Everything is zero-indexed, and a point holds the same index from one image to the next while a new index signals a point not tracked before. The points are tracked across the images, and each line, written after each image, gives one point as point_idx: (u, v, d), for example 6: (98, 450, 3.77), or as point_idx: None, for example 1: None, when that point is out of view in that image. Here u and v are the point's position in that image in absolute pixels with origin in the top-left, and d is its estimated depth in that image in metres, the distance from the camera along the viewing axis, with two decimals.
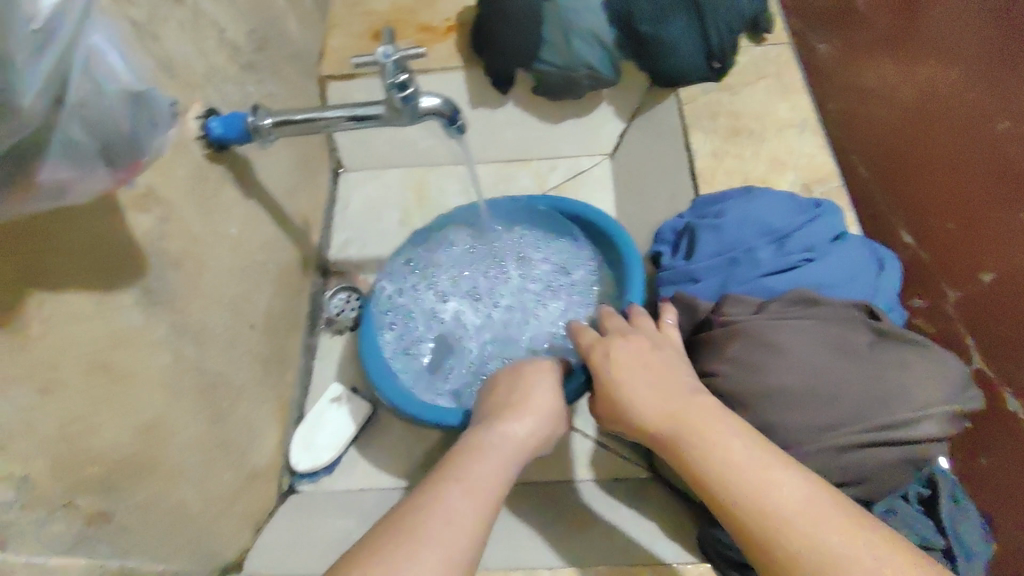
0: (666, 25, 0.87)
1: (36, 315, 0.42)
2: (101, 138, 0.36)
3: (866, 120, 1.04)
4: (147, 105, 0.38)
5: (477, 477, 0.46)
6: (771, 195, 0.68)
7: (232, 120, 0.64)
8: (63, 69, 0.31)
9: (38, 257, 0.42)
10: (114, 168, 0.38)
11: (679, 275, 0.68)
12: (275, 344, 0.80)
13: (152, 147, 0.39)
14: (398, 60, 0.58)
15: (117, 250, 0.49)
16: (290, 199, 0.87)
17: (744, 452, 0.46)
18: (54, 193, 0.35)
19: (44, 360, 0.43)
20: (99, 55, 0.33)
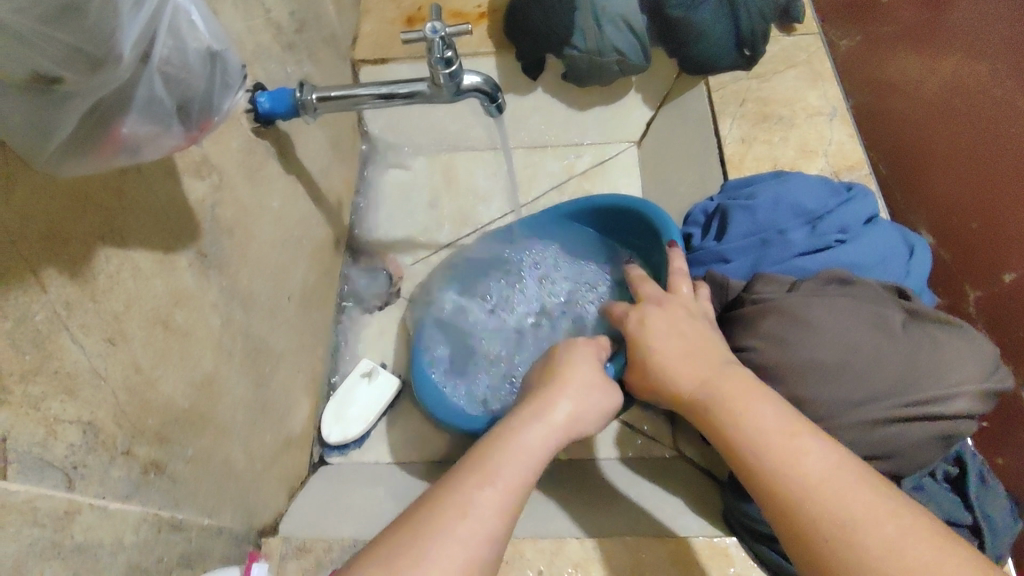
0: (696, 11, 0.90)
1: (103, 269, 0.44)
2: (179, 97, 0.38)
3: (889, 116, 1.04)
4: (221, 67, 0.40)
5: (506, 457, 0.48)
6: (805, 179, 0.69)
7: (281, 95, 0.66)
8: (154, 26, 0.33)
9: (104, 214, 0.44)
10: (186, 128, 0.40)
11: (710, 255, 0.70)
12: (309, 318, 0.82)
13: (220, 108, 0.42)
14: (445, 36, 0.60)
15: (171, 213, 0.52)
16: (326, 177, 0.88)
17: (767, 427, 0.47)
18: (134, 145, 0.38)
19: (110, 312, 0.45)
20: (184, 15, 0.36)
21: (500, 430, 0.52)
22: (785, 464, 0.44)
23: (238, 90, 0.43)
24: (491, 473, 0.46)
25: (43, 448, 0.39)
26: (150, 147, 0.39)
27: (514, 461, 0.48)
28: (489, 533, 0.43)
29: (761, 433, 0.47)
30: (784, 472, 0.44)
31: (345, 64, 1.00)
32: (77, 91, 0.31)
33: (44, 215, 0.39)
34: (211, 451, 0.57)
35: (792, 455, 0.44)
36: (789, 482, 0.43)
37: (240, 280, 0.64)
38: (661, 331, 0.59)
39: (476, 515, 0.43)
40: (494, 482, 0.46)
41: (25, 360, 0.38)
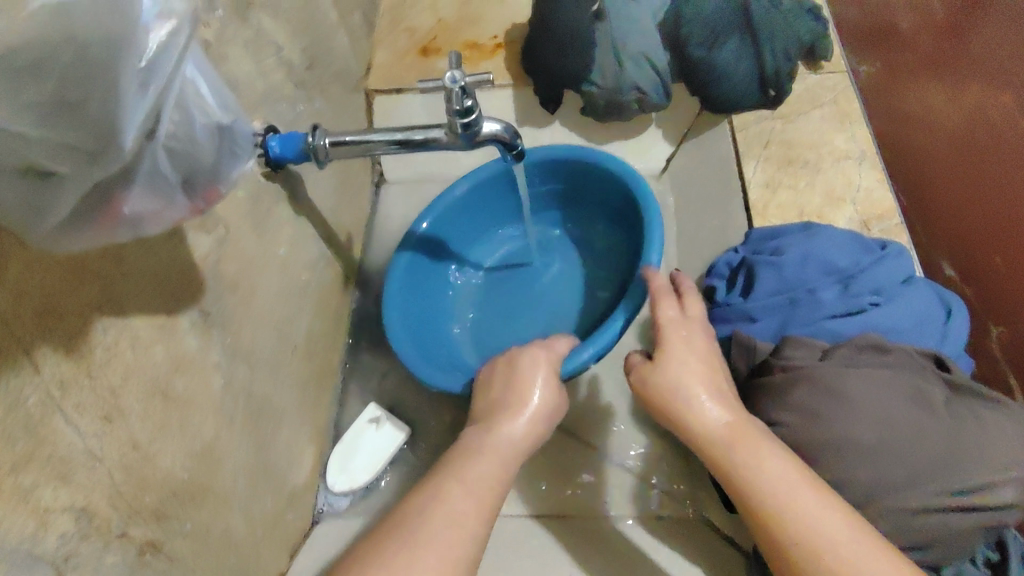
0: (720, 48, 0.86)
1: (100, 341, 0.42)
2: (183, 171, 0.36)
3: (909, 148, 0.97)
4: (227, 137, 0.39)
5: (481, 467, 0.54)
6: (834, 235, 0.66)
7: (292, 138, 0.63)
8: (160, 103, 0.31)
9: (104, 283, 0.42)
10: (192, 199, 0.38)
11: (734, 313, 0.66)
12: (313, 365, 0.79)
13: (226, 178, 0.40)
14: (465, 85, 0.57)
15: (174, 275, 0.50)
16: (337, 215, 0.86)
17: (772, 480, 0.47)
18: (135, 223, 0.35)
19: (109, 388, 0.43)
20: (191, 85, 0.34)
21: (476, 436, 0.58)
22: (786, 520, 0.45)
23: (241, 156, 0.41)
24: (472, 479, 0.52)
25: (34, 542, 0.36)
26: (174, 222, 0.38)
27: (484, 470, 0.54)
28: (459, 525, 0.49)
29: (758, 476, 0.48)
30: (791, 529, 0.45)
31: (357, 97, 0.98)
32: (75, 177, 0.29)
33: (39, 288, 0.36)
34: (211, 522, 0.54)
35: (791, 509, 0.45)
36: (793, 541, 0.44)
37: (241, 337, 0.62)
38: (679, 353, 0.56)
39: (451, 517, 0.49)
40: (469, 487, 0.52)
41: (16, 450, 0.35)
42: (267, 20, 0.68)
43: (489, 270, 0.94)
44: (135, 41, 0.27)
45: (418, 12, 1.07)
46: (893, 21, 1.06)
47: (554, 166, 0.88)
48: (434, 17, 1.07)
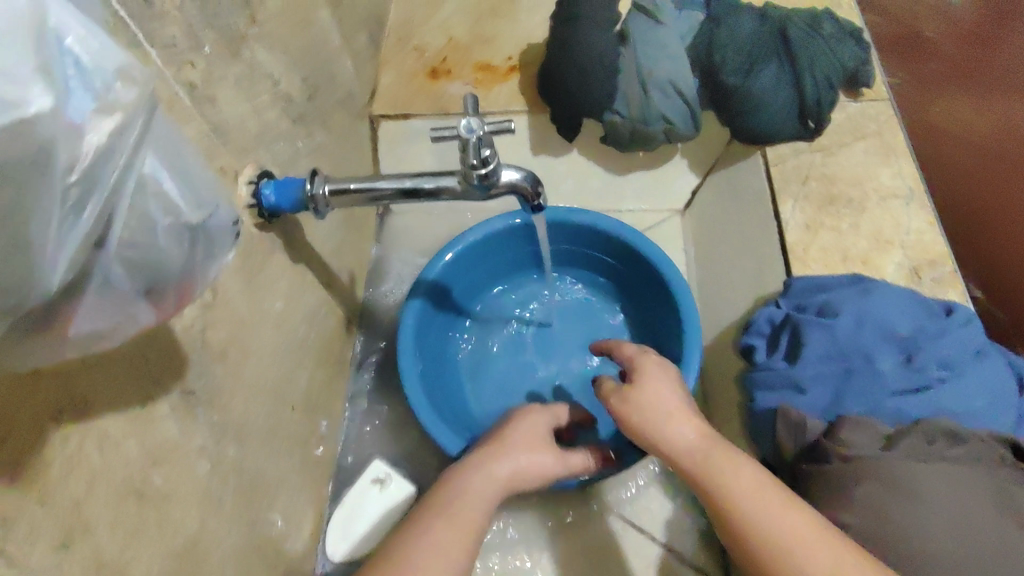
0: (756, 75, 0.80)
1: (58, 452, 0.36)
2: (145, 279, 0.29)
3: (951, 161, 0.84)
4: (206, 235, 0.31)
5: (477, 510, 0.51)
6: (891, 293, 0.59)
7: (288, 186, 0.57)
8: (105, 214, 0.24)
9: (62, 393, 0.36)
10: (161, 305, 0.31)
11: (780, 381, 0.60)
12: (312, 423, 0.73)
13: (206, 277, 0.33)
14: (483, 135, 0.51)
15: (152, 357, 0.44)
16: (338, 256, 0.80)
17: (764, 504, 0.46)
18: (84, 345, 0.28)
19: (69, 505, 0.37)
20: (153, 179, 0.27)
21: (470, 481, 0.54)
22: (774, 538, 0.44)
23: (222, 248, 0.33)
24: (461, 523, 0.50)
25: None
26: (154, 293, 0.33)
27: (464, 497, 0.52)
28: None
29: (738, 488, 0.47)
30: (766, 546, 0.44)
31: (361, 123, 0.91)
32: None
33: None
34: None
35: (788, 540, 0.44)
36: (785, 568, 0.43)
37: (232, 409, 0.56)
38: (652, 370, 0.58)
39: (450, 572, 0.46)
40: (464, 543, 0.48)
41: None
42: (261, 51, 0.61)
43: (521, 326, 0.91)
44: (57, 150, 0.20)
45: (427, 29, 1.00)
46: (915, 28, 0.93)
47: (580, 230, 0.85)
48: (444, 35, 1.00)
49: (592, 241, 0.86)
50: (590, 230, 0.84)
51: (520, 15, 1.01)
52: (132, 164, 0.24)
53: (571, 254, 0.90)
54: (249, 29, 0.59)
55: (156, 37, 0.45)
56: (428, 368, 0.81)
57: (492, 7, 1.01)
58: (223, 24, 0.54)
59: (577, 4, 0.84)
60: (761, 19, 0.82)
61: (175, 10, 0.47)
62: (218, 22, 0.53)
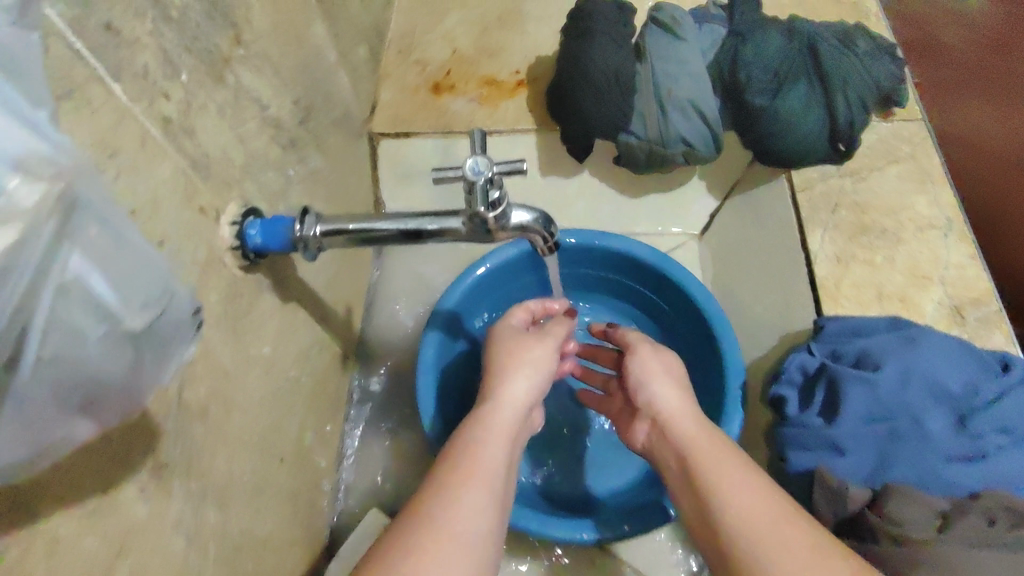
0: (784, 95, 0.74)
1: None
2: (83, 392, 0.25)
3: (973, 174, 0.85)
4: (162, 335, 0.27)
5: (485, 442, 0.49)
6: (939, 346, 0.54)
7: (275, 227, 0.52)
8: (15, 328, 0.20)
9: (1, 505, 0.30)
10: (106, 418, 0.26)
11: (816, 440, 0.54)
12: (303, 472, 0.67)
13: (157, 382, 0.28)
14: (491, 175, 0.46)
15: (118, 432, 0.38)
16: (333, 288, 0.75)
17: (732, 466, 0.46)
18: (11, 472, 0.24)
19: None
20: (84, 284, 0.23)
21: (478, 413, 0.53)
22: (734, 491, 0.44)
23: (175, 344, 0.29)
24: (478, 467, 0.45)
25: None
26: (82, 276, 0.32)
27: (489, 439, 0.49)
28: (466, 526, 0.42)
29: (715, 446, 0.49)
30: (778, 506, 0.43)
31: (360, 142, 0.85)
32: None
33: None
34: None
35: (760, 493, 0.44)
36: (729, 523, 0.43)
37: (214, 473, 0.50)
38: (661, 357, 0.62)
39: (469, 509, 0.43)
40: (479, 484, 0.45)
41: None
42: (249, 74, 0.56)
43: None
44: None
45: (429, 40, 0.94)
46: (934, 36, 0.92)
47: (611, 256, 0.80)
48: (448, 46, 0.94)
49: (624, 267, 0.81)
50: (622, 256, 0.79)
51: (528, 26, 0.95)
52: (41, 273, 0.20)
53: (605, 280, 0.85)
54: (234, 50, 0.53)
55: (126, 68, 0.39)
56: (450, 405, 0.76)
57: (498, 18, 0.96)
58: (206, 48, 0.48)
59: (591, 18, 0.79)
60: (788, 35, 0.76)
61: (147, 35, 0.41)
62: (199, 45, 0.48)
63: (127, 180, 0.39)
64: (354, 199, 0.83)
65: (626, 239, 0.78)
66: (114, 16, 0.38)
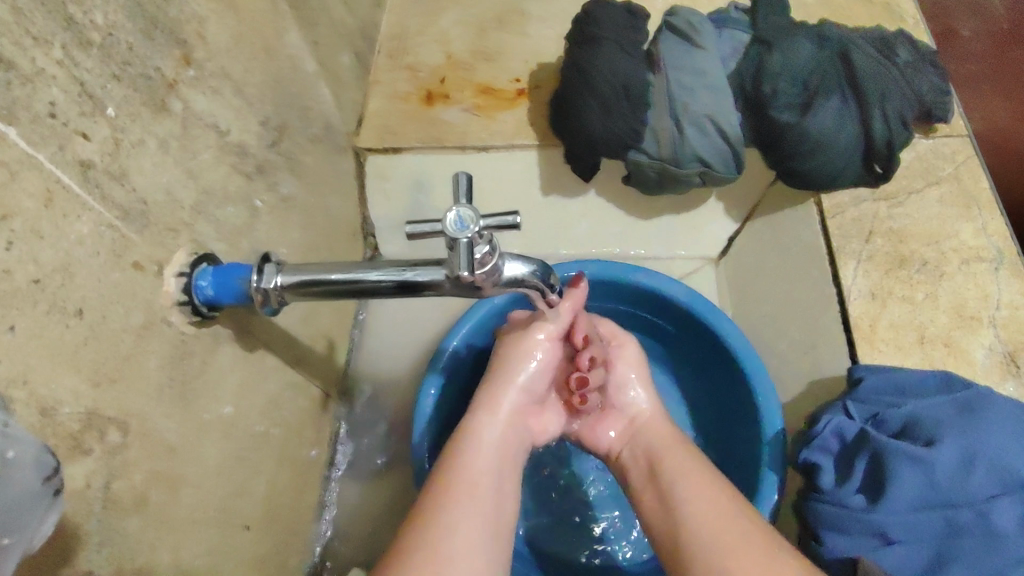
0: (817, 111, 0.66)
1: None
2: None
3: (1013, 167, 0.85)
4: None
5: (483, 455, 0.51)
6: (1003, 420, 0.47)
7: (229, 277, 0.45)
8: None
9: None
10: None
11: (859, 527, 0.47)
12: (275, 536, 0.60)
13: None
14: (478, 230, 0.38)
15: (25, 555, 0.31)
16: (310, 324, 0.67)
17: (700, 483, 0.49)
18: None
19: None
20: None
21: (478, 420, 0.54)
22: (698, 507, 0.47)
23: (18, 529, 0.24)
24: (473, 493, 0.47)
25: None
26: (10, 324, 0.32)
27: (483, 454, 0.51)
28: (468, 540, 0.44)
29: (671, 437, 0.56)
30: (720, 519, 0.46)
31: (345, 158, 0.77)
32: None
33: None
34: None
35: (731, 513, 0.46)
36: (701, 538, 0.45)
37: (159, 567, 0.43)
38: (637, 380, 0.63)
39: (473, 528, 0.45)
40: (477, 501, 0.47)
41: None
42: (203, 97, 0.48)
43: None
44: None
45: (422, 43, 0.86)
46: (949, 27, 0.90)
47: (636, 293, 0.73)
48: (442, 49, 0.86)
49: (645, 304, 0.74)
50: (647, 295, 0.72)
51: (530, 27, 0.87)
52: None
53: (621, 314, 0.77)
54: (182, 71, 0.46)
55: (22, 108, 0.33)
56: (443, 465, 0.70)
57: (498, 19, 0.88)
58: (142, 73, 0.41)
59: (597, 23, 0.71)
60: (819, 43, 0.68)
61: (55, 64, 0.34)
62: (133, 71, 0.40)
63: (25, 245, 0.33)
64: (339, 222, 0.76)
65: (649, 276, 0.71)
66: (3, 46, 0.31)
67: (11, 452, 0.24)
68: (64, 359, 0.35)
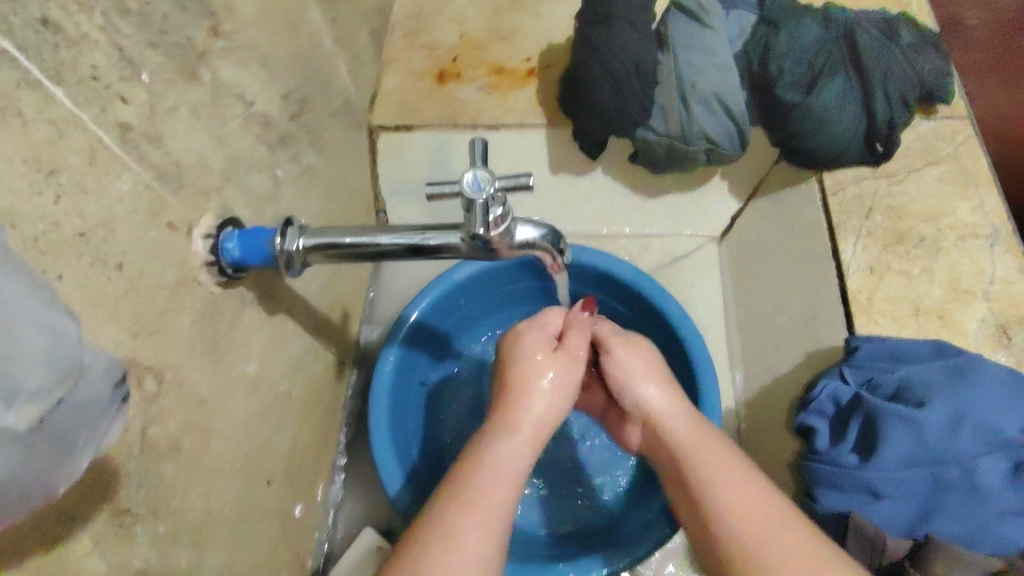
0: (820, 91, 0.68)
1: None
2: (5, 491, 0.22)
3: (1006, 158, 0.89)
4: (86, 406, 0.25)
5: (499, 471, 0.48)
6: (992, 384, 0.48)
7: (256, 239, 0.47)
8: None
9: None
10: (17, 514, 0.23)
11: (852, 484, 0.49)
12: (295, 492, 0.63)
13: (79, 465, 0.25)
14: (492, 192, 0.41)
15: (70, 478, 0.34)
16: (328, 292, 0.70)
17: (739, 481, 0.48)
18: None
19: None
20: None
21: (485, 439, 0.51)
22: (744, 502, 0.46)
23: (93, 430, 0.25)
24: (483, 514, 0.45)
25: None
26: (58, 273, 0.34)
27: (496, 478, 0.47)
28: (479, 565, 0.42)
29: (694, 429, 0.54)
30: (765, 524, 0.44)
31: (360, 134, 0.79)
32: None
33: None
34: None
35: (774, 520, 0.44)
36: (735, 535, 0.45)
37: (189, 510, 0.45)
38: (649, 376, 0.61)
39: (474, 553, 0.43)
40: (487, 522, 0.45)
41: None
42: (231, 68, 0.50)
43: None
44: None
45: (437, 23, 0.88)
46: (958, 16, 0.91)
47: (590, 273, 0.77)
48: (456, 30, 0.87)
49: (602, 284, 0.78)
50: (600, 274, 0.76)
51: (542, 8, 0.88)
52: None
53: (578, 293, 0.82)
54: (212, 42, 0.48)
55: (68, 70, 0.35)
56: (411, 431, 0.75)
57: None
58: (176, 42, 0.43)
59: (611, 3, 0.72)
60: (823, 24, 0.70)
61: (98, 30, 0.36)
62: (167, 40, 0.42)
63: (71, 199, 0.35)
64: (354, 195, 0.78)
65: (601, 255, 0.75)
66: (51, 10, 0.33)
67: (88, 356, 0.25)
68: (105, 309, 0.37)
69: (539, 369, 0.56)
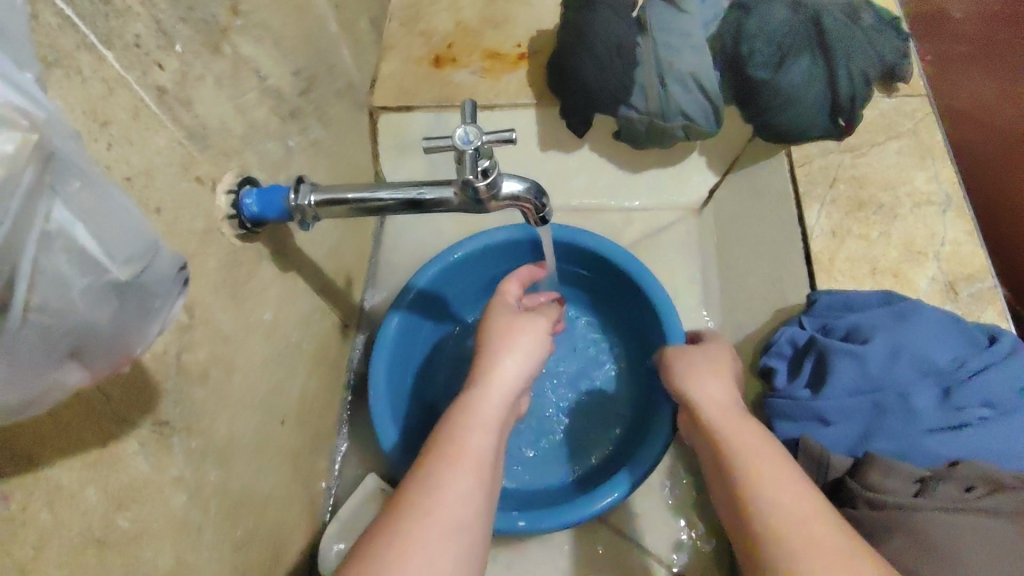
0: (787, 69, 0.74)
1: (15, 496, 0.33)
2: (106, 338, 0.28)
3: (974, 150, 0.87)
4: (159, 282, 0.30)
5: (485, 421, 0.51)
6: (925, 325, 0.55)
7: (273, 196, 0.53)
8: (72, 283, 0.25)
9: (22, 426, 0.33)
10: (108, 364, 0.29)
11: (803, 412, 0.56)
12: (305, 435, 0.69)
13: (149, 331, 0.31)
14: (479, 146, 0.47)
15: (120, 380, 0.40)
16: (334, 257, 0.76)
17: (779, 476, 0.47)
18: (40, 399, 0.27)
19: (31, 547, 0.34)
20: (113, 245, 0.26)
21: (471, 398, 0.53)
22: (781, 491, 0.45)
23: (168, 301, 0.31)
24: (465, 459, 0.47)
25: None
26: None
27: (479, 429, 0.50)
28: (460, 515, 0.44)
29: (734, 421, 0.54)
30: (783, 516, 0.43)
31: (363, 114, 0.85)
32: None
33: None
34: None
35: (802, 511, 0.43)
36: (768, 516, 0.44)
37: (215, 432, 0.51)
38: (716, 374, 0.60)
39: (454, 490, 0.45)
40: (471, 469, 0.47)
41: None
42: (248, 44, 0.56)
43: None
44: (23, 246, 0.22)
45: (434, 12, 0.94)
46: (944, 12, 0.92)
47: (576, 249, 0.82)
48: (452, 18, 0.93)
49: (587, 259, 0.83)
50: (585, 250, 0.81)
51: None
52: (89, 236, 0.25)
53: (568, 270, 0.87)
54: (232, 21, 0.53)
55: (117, 37, 0.41)
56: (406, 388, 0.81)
57: None
58: (202, 17, 0.49)
59: None
60: (792, 8, 0.74)
61: (139, 5, 0.42)
62: (195, 16, 0.48)
63: (121, 147, 0.41)
64: (357, 170, 0.84)
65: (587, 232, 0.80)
66: None
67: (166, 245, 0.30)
68: None
69: (516, 331, 0.59)
